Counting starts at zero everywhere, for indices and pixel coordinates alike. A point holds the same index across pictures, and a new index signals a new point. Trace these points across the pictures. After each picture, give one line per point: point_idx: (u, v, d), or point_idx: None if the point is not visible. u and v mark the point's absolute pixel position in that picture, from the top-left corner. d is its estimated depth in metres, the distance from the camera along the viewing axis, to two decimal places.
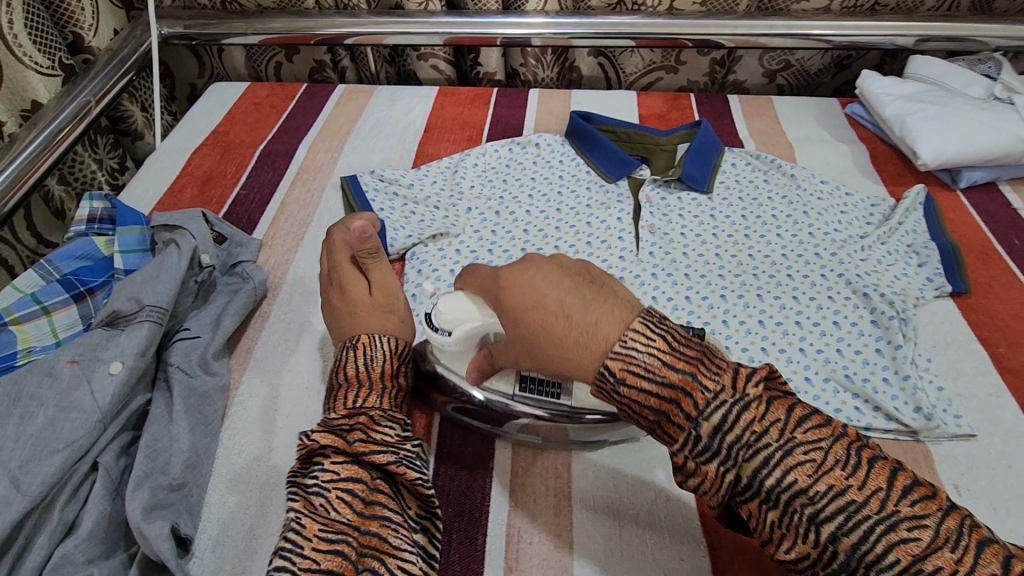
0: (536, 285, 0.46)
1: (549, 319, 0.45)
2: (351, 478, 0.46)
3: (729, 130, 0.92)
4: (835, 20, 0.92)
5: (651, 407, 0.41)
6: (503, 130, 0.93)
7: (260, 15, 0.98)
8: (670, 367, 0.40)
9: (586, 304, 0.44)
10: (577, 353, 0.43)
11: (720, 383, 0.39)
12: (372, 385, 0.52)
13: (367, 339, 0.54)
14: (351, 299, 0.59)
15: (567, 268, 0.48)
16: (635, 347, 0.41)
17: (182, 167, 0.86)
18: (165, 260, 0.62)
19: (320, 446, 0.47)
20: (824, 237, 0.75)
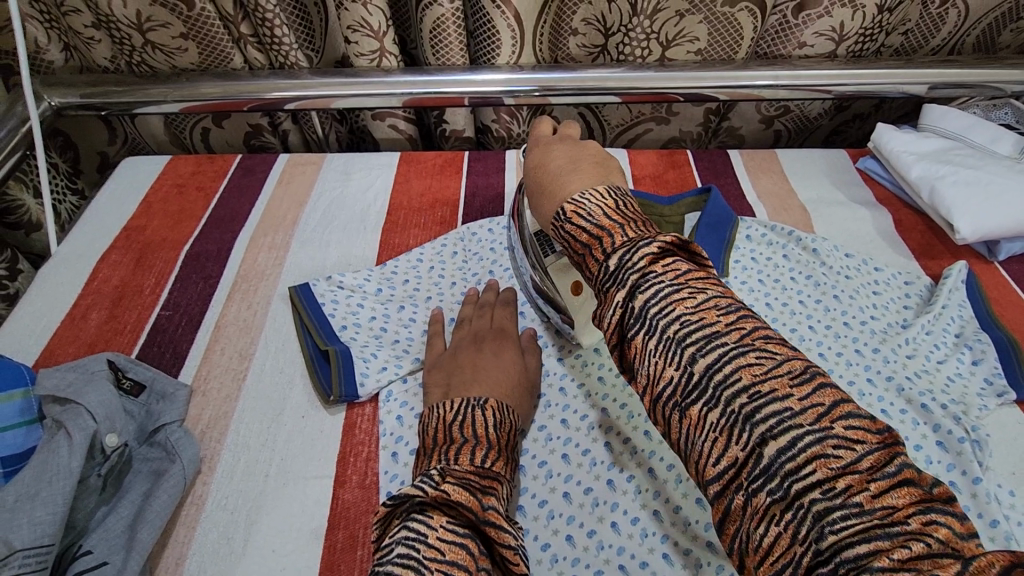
0: (554, 156, 0.55)
1: (545, 176, 0.53)
2: (458, 563, 0.36)
3: (736, 193, 0.81)
4: (841, 68, 0.83)
5: (582, 242, 0.43)
6: (480, 206, 0.79)
7: (177, 78, 0.81)
8: (608, 215, 0.43)
9: (573, 172, 0.51)
10: (551, 188, 0.51)
11: (642, 236, 0.40)
12: (497, 450, 0.47)
13: (496, 404, 0.51)
14: (477, 361, 0.56)
15: (589, 151, 0.55)
16: (590, 199, 0.45)
17: (85, 282, 0.69)
18: (50, 459, 0.46)
19: (441, 501, 0.40)
20: (861, 327, 0.65)
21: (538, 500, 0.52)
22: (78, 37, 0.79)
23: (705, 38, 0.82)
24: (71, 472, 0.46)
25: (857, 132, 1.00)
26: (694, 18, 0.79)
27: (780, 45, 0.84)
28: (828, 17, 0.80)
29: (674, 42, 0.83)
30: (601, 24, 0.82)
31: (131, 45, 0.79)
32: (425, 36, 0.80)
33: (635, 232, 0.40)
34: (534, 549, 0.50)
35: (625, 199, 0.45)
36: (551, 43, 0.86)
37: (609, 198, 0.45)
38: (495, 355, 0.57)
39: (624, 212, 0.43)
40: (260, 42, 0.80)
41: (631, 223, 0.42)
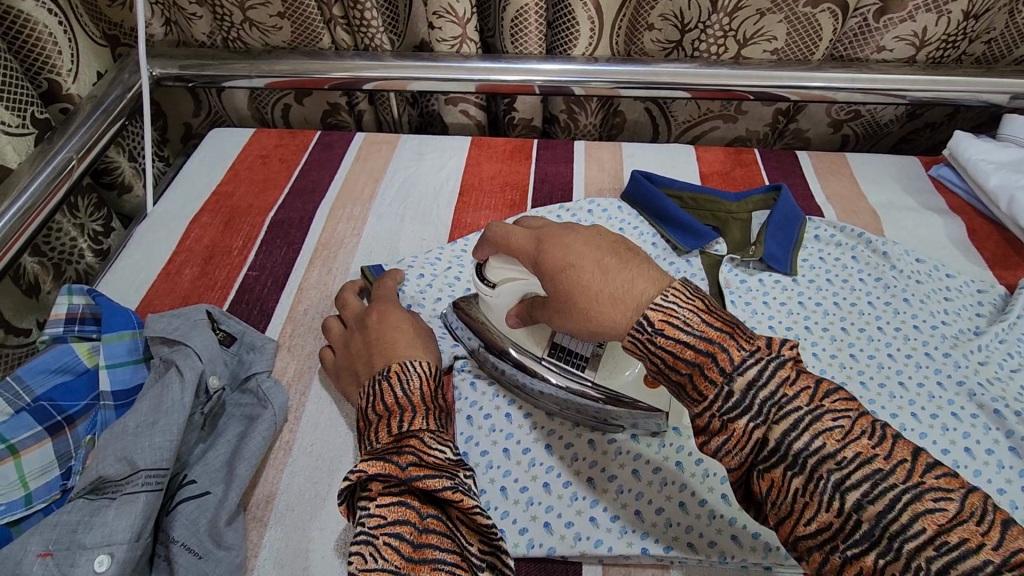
0: (574, 248, 0.46)
1: (586, 278, 0.44)
2: (399, 521, 0.41)
3: (804, 193, 0.81)
4: (919, 74, 0.82)
5: (686, 361, 0.39)
6: (549, 192, 0.82)
7: (267, 55, 0.85)
8: (707, 322, 0.39)
9: (620, 268, 0.43)
10: (597, 296, 0.43)
11: (753, 347, 0.38)
12: (416, 408, 0.46)
13: (398, 365, 0.49)
14: (374, 335, 0.55)
15: (607, 235, 0.47)
16: (676, 303, 0.40)
17: (180, 239, 0.74)
18: (165, 395, 0.50)
19: (369, 477, 0.42)
20: (932, 331, 0.65)
21: (608, 474, 0.53)
22: (181, 12, 0.84)
23: (783, 37, 0.82)
24: (183, 406, 0.49)
25: (926, 140, 0.98)
26: (775, 17, 0.80)
27: (858, 49, 0.84)
28: (911, 21, 0.79)
29: (751, 41, 0.83)
30: (678, 20, 0.83)
31: (230, 21, 0.84)
32: (506, 24, 0.82)
33: (745, 343, 0.38)
34: (603, 518, 0.51)
35: (702, 293, 0.41)
36: (626, 37, 0.88)
37: (690, 297, 0.40)
38: (382, 323, 0.56)
39: (718, 317, 0.39)
40: (349, 24, 0.84)
41: (738, 330, 0.39)
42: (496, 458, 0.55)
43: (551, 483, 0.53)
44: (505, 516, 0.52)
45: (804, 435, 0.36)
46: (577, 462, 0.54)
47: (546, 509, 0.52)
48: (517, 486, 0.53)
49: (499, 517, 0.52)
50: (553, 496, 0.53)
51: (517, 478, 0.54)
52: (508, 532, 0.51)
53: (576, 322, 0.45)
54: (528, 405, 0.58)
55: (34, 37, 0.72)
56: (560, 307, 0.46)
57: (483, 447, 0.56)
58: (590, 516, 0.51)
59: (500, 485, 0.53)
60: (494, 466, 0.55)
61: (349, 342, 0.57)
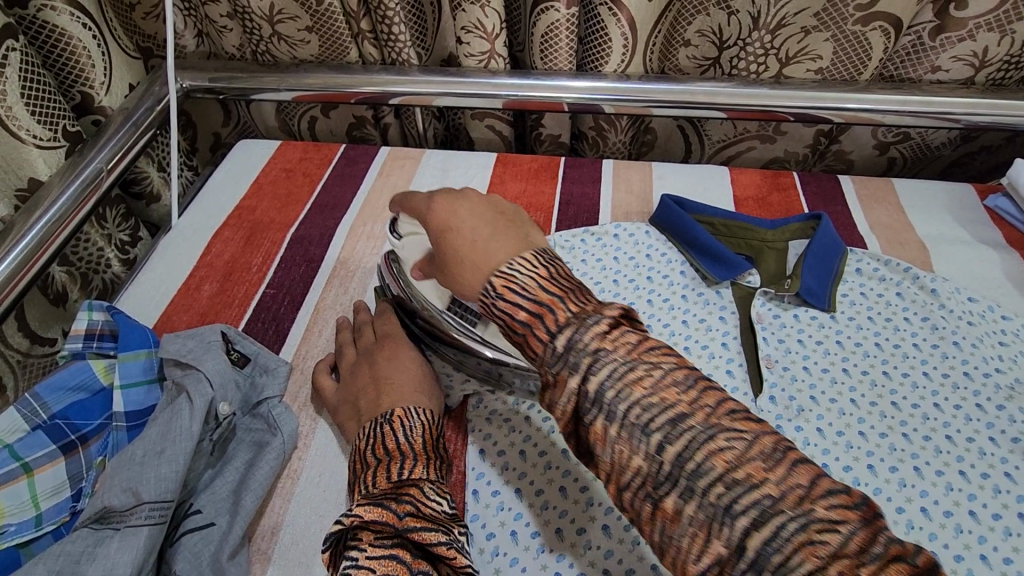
0: (460, 213, 0.44)
1: (457, 240, 0.42)
2: (389, 575, 0.39)
3: (846, 222, 0.77)
4: (977, 97, 0.77)
5: (525, 325, 0.38)
6: (574, 214, 0.79)
7: (295, 68, 0.85)
8: (543, 288, 0.38)
9: (493, 236, 0.41)
10: (468, 258, 0.41)
11: (583, 309, 0.38)
12: (417, 455, 0.45)
13: (402, 411, 0.48)
14: (382, 372, 0.54)
15: (496, 203, 0.46)
16: (521, 270, 0.39)
17: (202, 253, 0.74)
18: (173, 422, 0.49)
19: (363, 524, 0.41)
20: (984, 379, 0.60)
21: (625, 523, 0.50)
22: (212, 25, 0.85)
23: (828, 56, 0.78)
24: (190, 434, 0.49)
25: (981, 165, 0.92)
26: (820, 35, 0.76)
27: (909, 69, 0.79)
28: (970, 41, 0.74)
29: (793, 60, 0.79)
30: (716, 37, 0.80)
31: (260, 35, 0.84)
32: (536, 40, 0.80)
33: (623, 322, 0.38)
34: (619, 572, 0.48)
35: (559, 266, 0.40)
36: (660, 53, 0.85)
37: (540, 266, 0.39)
38: (388, 361, 0.55)
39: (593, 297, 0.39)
40: (377, 38, 0.83)
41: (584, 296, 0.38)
42: (508, 499, 0.53)
43: (564, 529, 0.51)
44: (516, 566, 0.50)
45: (719, 490, 0.32)
46: (591, 508, 0.51)
47: (556, 558, 0.50)
48: (528, 531, 0.51)
49: (508, 565, 0.50)
50: (566, 545, 0.50)
51: (528, 523, 0.52)
52: None
53: (459, 287, 0.42)
54: (544, 443, 0.56)
55: (68, 51, 0.73)
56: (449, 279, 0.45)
57: (494, 487, 0.54)
58: (604, 569, 0.49)
59: (511, 530, 0.51)
60: (505, 508, 0.53)
61: (353, 379, 0.56)
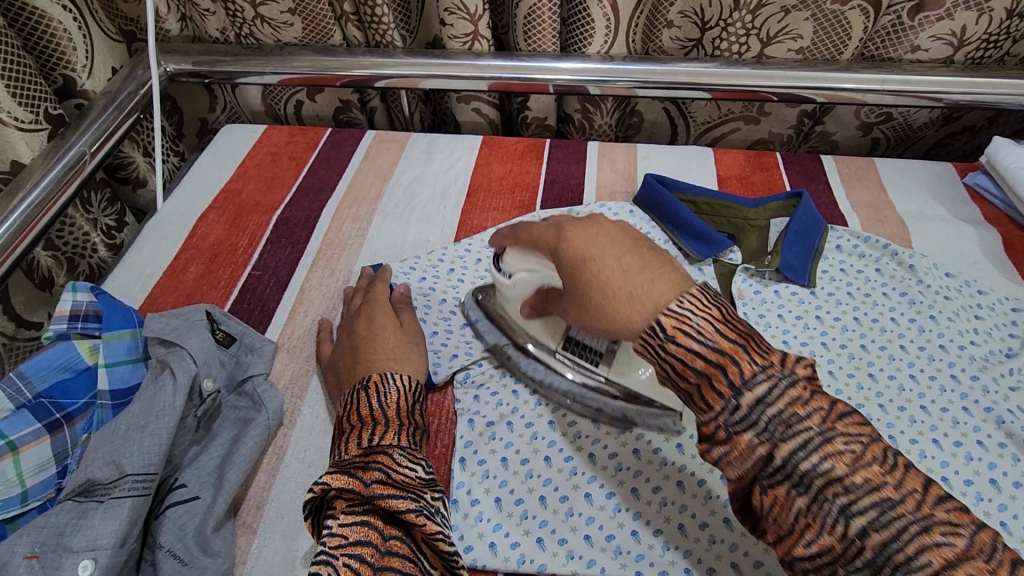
0: (597, 241, 0.41)
1: (603, 289, 0.39)
2: (361, 542, 0.40)
3: (828, 200, 0.77)
4: (957, 75, 0.78)
5: (695, 370, 0.36)
6: (559, 194, 0.79)
7: (280, 51, 0.85)
8: (722, 334, 0.36)
9: (644, 269, 0.39)
10: (619, 300, 0.39)
11: (768, 363, 0.36)
12: (389, 422, 0.47)
13: (378, 377, 0.50)
14: (365, 338, 0.56)
15: (628, 227, 0.42)
16: (691, 309, 0.37)
17: (188, 236, 0.74)
18: (157, 397, 0.50)
19: (335, 493, 0.42)
20: (959, 351, 0.61)
21: (606, 490, 0.52)
22: (195, 8, 0.84)
23: (810, 36, 0.79)
24: (173, 409, 0.49)
25: (963, 145, 0.93)
26: (801, 15, 0.76)
27: (891, 48, 0.80)
28: (950, 19, 0.75)
29: (775, 40, 0.80)
30: (698, 18, 0.80)
31: (243, 17, 0.84)
32: (519, 22, 0.80)
33: (759, 358, 0.36)
34: (599, 537, 0.49)
35: (719, 299, 0.38)
36: (644, 35, 0.85)
37: (710, 304, 0.37)
38: (370, 331, 0.57)
39: (734, 327, 0.37)
40: (360, 21, 0.82)
41: (751, 340, 0.37)
42: (493, 468, 0.54)
43: (548, 497, 0.52)
44: (499, 533, 0.50)
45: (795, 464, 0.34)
46: (575, 476, 0.53)
47: (539, 524, 0.50)
48: (512, 497, 0.52)
49: (491, 530, 0.50)
50: (548, 512, 0.51)
51: (512, 490, 0.52)
52: (499, 546, 0.50)
53: (607, 329, 0.40)
54: (530, 414, 0.57)
55: (49, 33, 0.73)
56: (567, 265, 0.42)
57: (480, 455, 0.55)
58: (585, 534, 0.50)
59: (496, 498, 0.52)
60: (490, 475, 0.53)
61: (343, 343, 0.58)
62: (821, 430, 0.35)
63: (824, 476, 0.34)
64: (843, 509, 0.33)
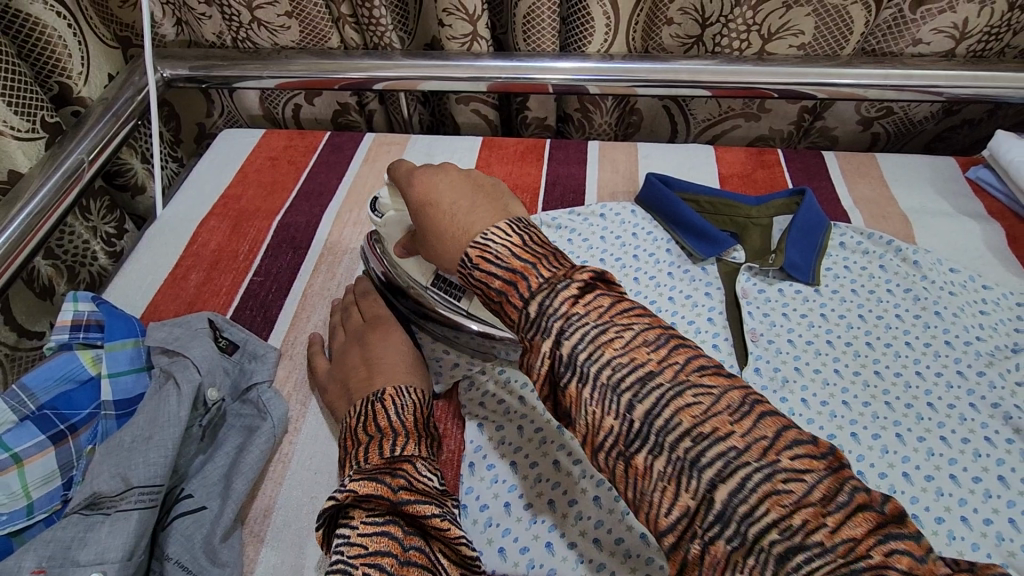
0: (438, 188, 0.45)
1: (437, 214, 0.43)
2: (382, 551, 0.38)
3: (830, 197, 0.77)
4: (959, 69, 0.77)
5: (495, 290, 0.38)
6: (560, 194, 0.79)
7: (278, 55, 0.84)
8: (517, 255, 0.38)
9: (470, 209, 0.42)
10: (447, 228, 0.42)
11: (557, 275, 0.37)
12: (408, 434, 0.47)
13: (393, 390, 0.50)
14: (371, 351, 0.56)
15: (474, 176, 0.46)
16: (494, 239, 0.39)
17: (188, 243, 0.74)
18: (162, 407, 0.50)
19: (356, 501, 0.41)
20: (965, 347, 0.61)
21: (615, 494, 0.51)
22: (191, 13, 0.84)
23: (809, 32, 0.78)
24: (179, 420, 0.49)
25: (963, 139, 0.93)
26: (801, 10, 0.76)
27: (891, 42, 0.80)
28: (951, 13, 0.74)
29: (775, 36, 0.79)
30: (698, 15, 0.80)
31: (239, 21, 0.83)
32: (518, 22, 0.80)
33: (547, 271, 0.37)
34: (608, 541, 0.49)
35: (530, 230, 0.40)
36: (644, 33, 0.85)
37: (513, 235, 0.39)
38: (381, 340, 0.57)
39: (532, 249, 0.38)
40: (358, 23, 0.82)
41: (544, 258, 0.38)
42: (502, 475, 0.53)
43: (556, 501, 0.51)
44: (509, 538, 0.50)
45: (782, 543, 0.29)
46: (583, 480, 0.52)
47: (549, 529, 0.50)
48: (522, 503, 0.52)
49: (500, 535, 0.50)
50: (558, 517, 0.51)
51: (522, 495, 0.52)
52: (509, 551, 0.50)
53: (441, 259, 0.43)
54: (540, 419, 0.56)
55: (44, 41, 0.72)
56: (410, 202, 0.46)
57: (490, 461, 0.54)
58: (595, 538, 0.49)
59: (506, 504, 0.52)
60: (500, 480, 0.53)
61: (345, 355, 0.58)
62: (761, 464, 0.31)
63: (761, 524, 0.30)
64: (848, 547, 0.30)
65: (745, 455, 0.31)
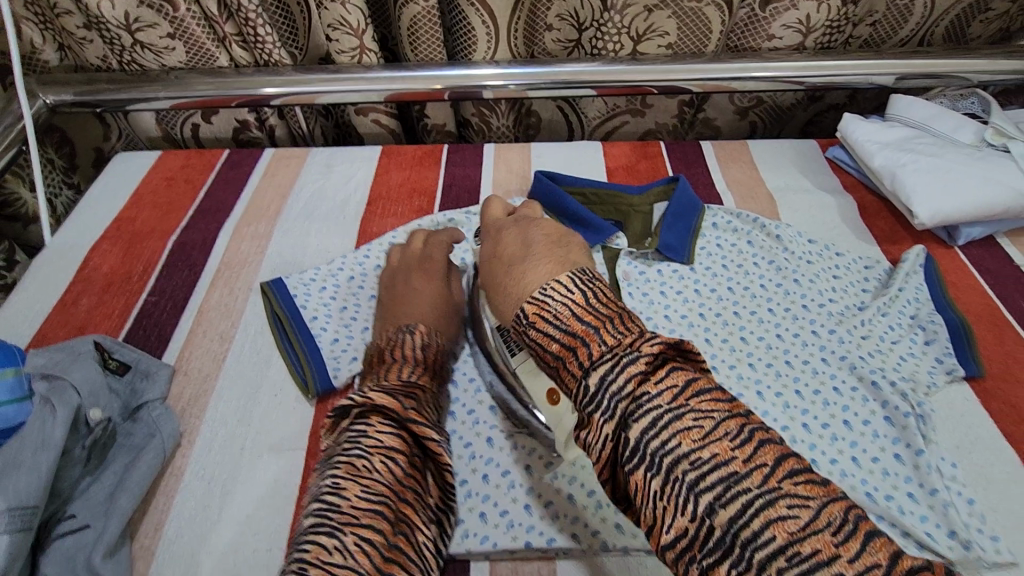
0: (512, 243, 0.53)
1: (500, 267, 0.51)
2: (395, 448, 0.44)
3: (704, 182, 0.83)
4: (809, 60, 0.85)
5: (553, 351, 0.42)
6: (456, 195, 0.82)
7: (166, 76, 0.84)
8: (578, 317, 0.41)
9: (532, 265, 0.48)
10: (509, 290, 0.48)
11: (620, 343, 0.39)
12: (424, 368, 0.54)
13: (423, 330, 0.57)
14: (405, 299, 0.62)
15: (546, 231, 0.53)
16: (554, 298, 0.43)
17: (79, 268, 0.73)
18: (34, 432, 0.49)
19: (374, 406, 0.46)
20: (819, 309, 0.67)
21: (501, 470, 0.55)
22: (71, 37, 0.83)
23: (674, 32, 0.84)
24: (53, 443, 0.49)
25: (832, 122, 1.02)
26: (663, 13, 0.82)
27: (750, 38, 0.87)
28: (794, 9, 0.82)
29: (644, 37, 0.85)
30: (575, 20, 0.85)
31: (121, 44, 0.82)
32: (404, 34, 0.83)
33: (609, 338, 0.40)
34: (493, 515, 0.52)
35: (591, 286, 0.44)
36: (526, 39, 0.89)
37: (573, 291, 0.43)
38: (421, 291, 0.63)
39: (595, 312, 0.42)
40: (244, 41, 0.83)
41: (607, 323, 0.41)
42: None
43: None
44: None
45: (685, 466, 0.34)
46: (473, 461, 0.56)
47: None
48: None
49: None
50: None
51: None
52: None
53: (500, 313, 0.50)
54: None
55: None
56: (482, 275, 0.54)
57: None
58: (481, 512, 0.52)
59: None
60: None
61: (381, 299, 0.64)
62: (670, 407, 0.36)
63: (671, 454, 0.34)
64: (710, 473, 0.33)
65: (657, 399, 0.36)
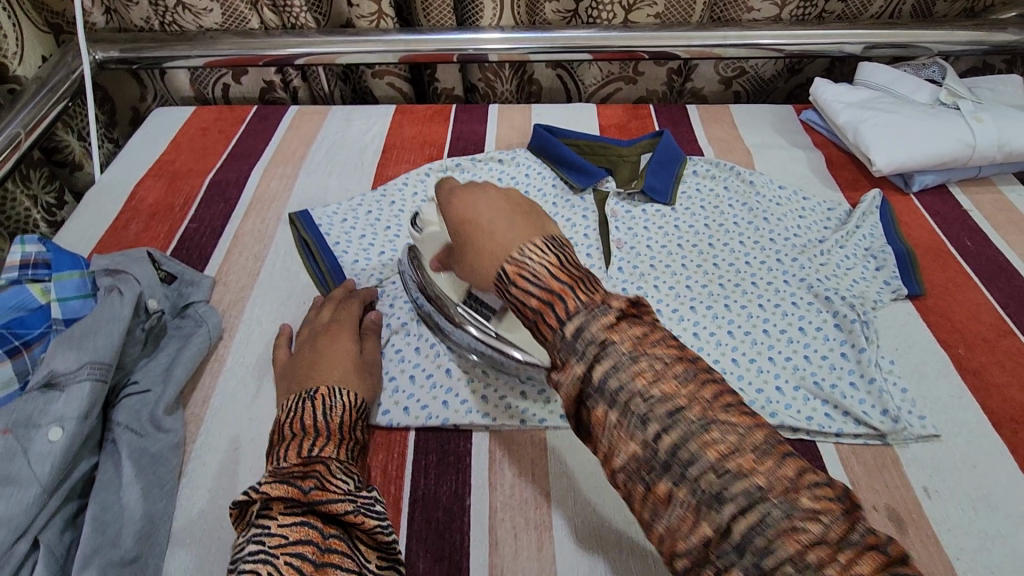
0: (477, 203, 0.45)
1: (471, 230, 0.44)
2: (302, 540, 0.39)
3: (687, 138, 0.92)
4: (785, 29, 0.94)
5: (531, 308, 0.39)
6: (463, 146, 0.91)
7: (204, 37, 0.93)
8: (553, 276, 0.39)
9: (504, 223, 0.42)
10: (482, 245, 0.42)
11: (591, 299, 0.38)
12: (329, 436, 0.49)
13: (326, 391, 0.53)
14: (317, 357, 0.58)
15: (514, 198, 0.45)
16: (530, 256, 0.40)
17: (127, 200, 0.82)
18: (104, 311, 0.58)
19: (268, 499, 0.42)
20: (784, 241, 0.75)
21: None
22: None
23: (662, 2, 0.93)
24: (121, 319, 0.58)
25: None
26: None
27: (732, 10, 0.96)
28: None
29: (635, 7, 0.94)
30: None
31: (165, 6, 0.92)
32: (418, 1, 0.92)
33: (585, 295, 0.38)
34: (493, 396, 0.61)
35: (564, 250, 0.41)
36: (529, 9, 0.98)
37: (549, 253, 0.41)
38: (331, 345, 0.59)
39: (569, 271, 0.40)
40: (275, 5, 0.92)
41: (580, 281, 0.39)
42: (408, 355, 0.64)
43: (451, 369, 0.62)
44: (412, 399, 0.61)
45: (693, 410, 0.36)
46: None
47: (445, 391, 0.61)
48: (424, 374, 0.62)
49: (405, 397, 0.61)
50: (453, 382, 0.61)
51: (424, 368, 0.63)
52: (411, 409, 0.60)
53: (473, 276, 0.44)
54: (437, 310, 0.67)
55: None
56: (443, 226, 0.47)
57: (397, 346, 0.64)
58: (483, 394, 0.61)
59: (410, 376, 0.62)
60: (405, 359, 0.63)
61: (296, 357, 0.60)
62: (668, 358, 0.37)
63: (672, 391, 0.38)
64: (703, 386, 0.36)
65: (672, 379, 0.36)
